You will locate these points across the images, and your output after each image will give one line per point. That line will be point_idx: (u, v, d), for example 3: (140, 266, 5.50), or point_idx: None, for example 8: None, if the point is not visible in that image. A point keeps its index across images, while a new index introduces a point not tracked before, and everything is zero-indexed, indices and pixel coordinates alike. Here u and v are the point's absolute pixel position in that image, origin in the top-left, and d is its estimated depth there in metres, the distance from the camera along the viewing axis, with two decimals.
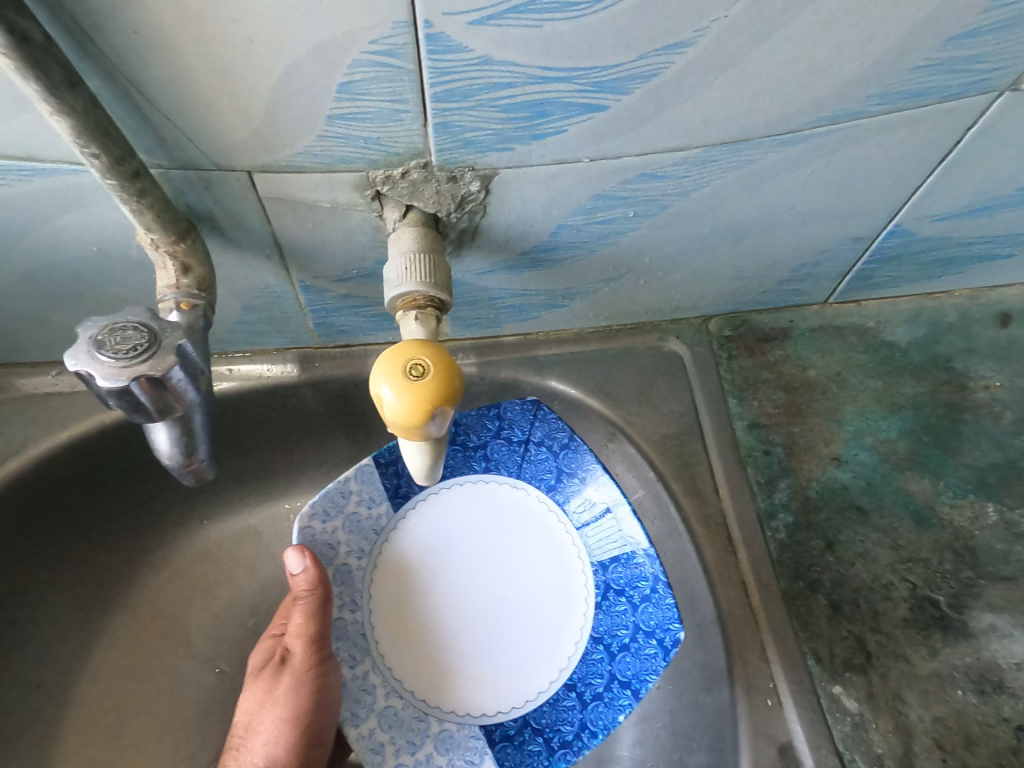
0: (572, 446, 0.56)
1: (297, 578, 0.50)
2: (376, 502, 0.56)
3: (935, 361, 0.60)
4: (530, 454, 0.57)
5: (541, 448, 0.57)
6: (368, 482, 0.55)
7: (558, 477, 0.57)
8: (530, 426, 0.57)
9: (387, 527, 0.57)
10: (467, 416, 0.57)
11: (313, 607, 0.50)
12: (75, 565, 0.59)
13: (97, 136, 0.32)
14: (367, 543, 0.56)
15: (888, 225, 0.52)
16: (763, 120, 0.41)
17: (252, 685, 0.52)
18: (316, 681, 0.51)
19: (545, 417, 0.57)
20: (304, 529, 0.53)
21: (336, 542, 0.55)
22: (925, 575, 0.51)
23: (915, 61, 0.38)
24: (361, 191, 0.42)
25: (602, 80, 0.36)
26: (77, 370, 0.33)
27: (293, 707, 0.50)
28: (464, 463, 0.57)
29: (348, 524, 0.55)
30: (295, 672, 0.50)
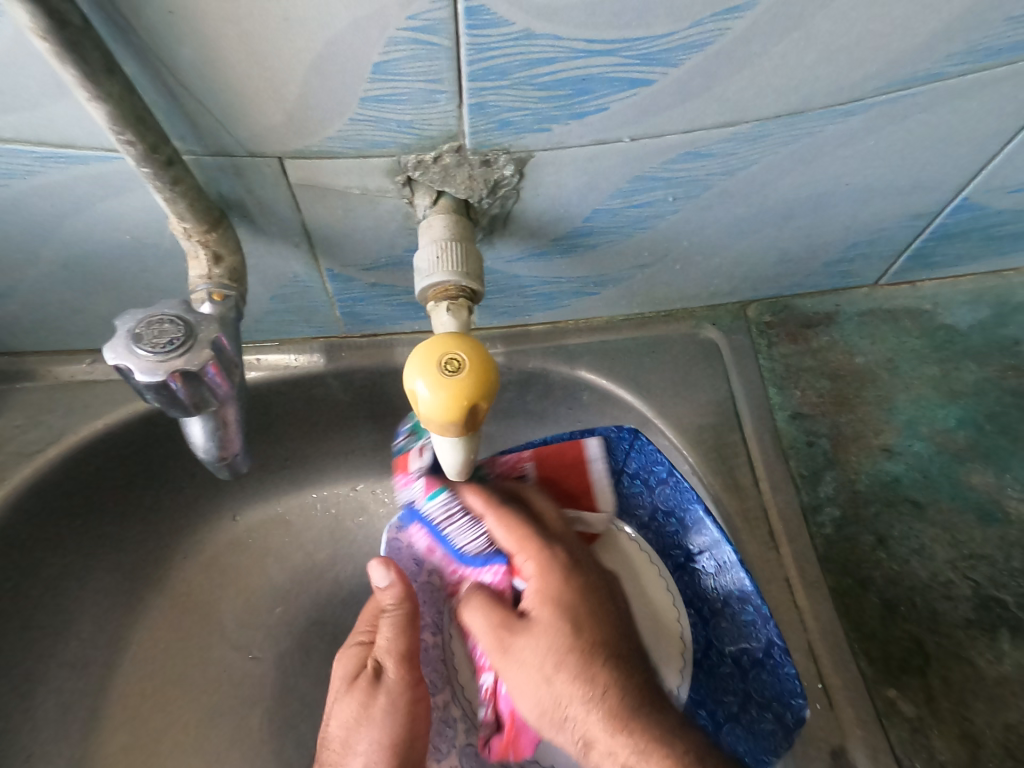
0: (671, 480, 0.51)
1: (384, 592, 0.50)
2: None
3: (998, 344, 0.56)
4: (623, 486, 0.54)
5: (634, 480, 0.54)
6: None
7: (654, 513, 0.54)
8: (624, 456, 0.53)
9: None
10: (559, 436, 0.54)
11: (403, 619, 0.50)
12: (116, 551, 0.60)
13: (133, 122, 0.32)
14: None
15: (954, 199, 0.49)
16: (827, 89, 0.38)
17: (338, 707, 0.49)
18: (410, 703, 0.48)
19: (642, 448, 0.52)
20: (392, 540, 0.54)
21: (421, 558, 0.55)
22: (989, 573, 0.48)
23: (1006, 13, 0.34)
24: (392, 177, 0.41)
25: (650, 52, 0.34)
26: (117, 365, 0.33)
27: (385, 731, 0.47)
28: None
29: None
30: (391, 691, 0.48)
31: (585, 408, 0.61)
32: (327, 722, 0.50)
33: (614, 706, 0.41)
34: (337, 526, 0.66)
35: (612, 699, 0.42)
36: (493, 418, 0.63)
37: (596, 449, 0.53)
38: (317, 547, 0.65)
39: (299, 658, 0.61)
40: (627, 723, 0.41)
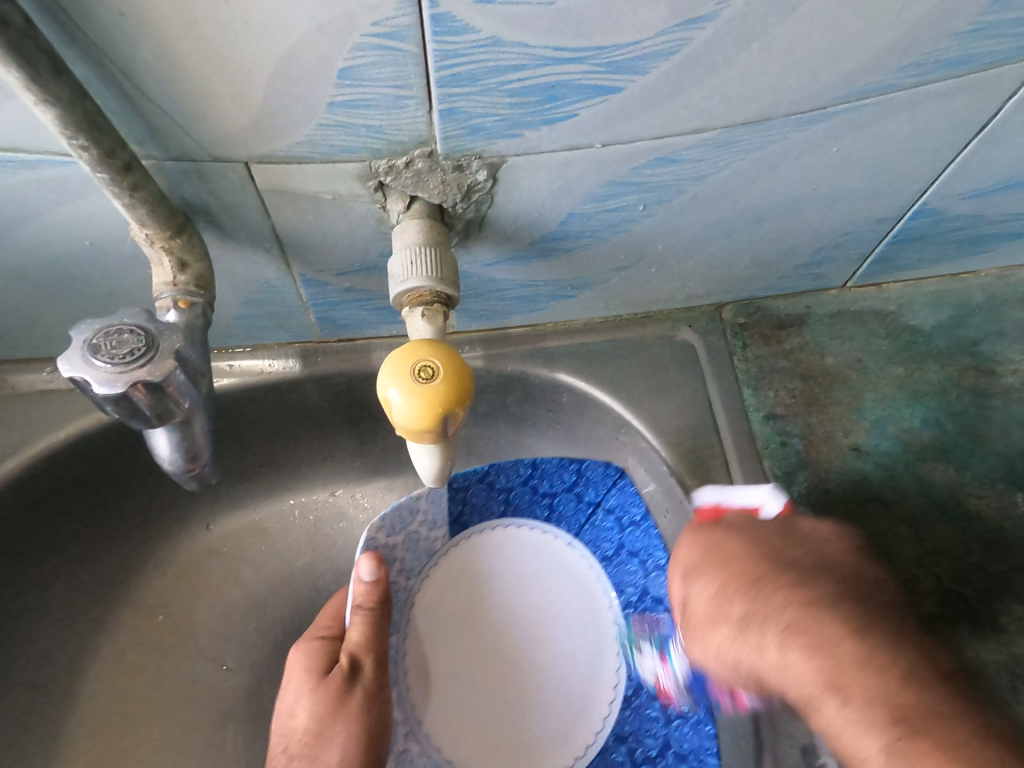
0: (640, 526, 0.58)
1: (362, 588, 0.51)
2: (437, 526, 0.59)
3: (960, 345, 0.58)
4: (595, 518, 0.60)
5: (607, 516, 0.60)
6: (436, 504, 0.59)
7: (618, 549, 0.59)
8: (603, 490, 0.60)
9: (439, 552, 0.60)
10: (550, 462, 0.61)
11: (380, 615, 0.52)
12: (81, 564, 0.58)
13: (86, 126, 0.31)
14: (419, 564, 0.59)
15: (915, 204, 0.50)
16: (789, 98, 0.38)
17: (306, 700, 0.50)
18: (381, 697, 0.52)
19: (622, 487, 0.59)
20: (371, 539, 0.54)
21: (393, 557, 0.57)
22: (952, 568, 0.50)
23: (955, 26, 0.35)
24: (364, 182, 0.40)
25: (617, 60, 0.34)
26: (72, 376, 0.32)
27: (360, 725, 0.50)
28: (530, 504, 0.62)
29: (407, 541, 0.58)
30: (366, 684, 0.51)
31: (565, 410, 0.61)
32: (287, 716, 0.50)
33: (877, 698, 0.35)
34: (315, 533, 0.65)
35: (885, 679, 0.36)
36: (473, 422, 0.62)
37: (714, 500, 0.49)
38: (293, 555, 0.64)
39: (275, 667, 0.61)
40: (909, 706, 0.35)
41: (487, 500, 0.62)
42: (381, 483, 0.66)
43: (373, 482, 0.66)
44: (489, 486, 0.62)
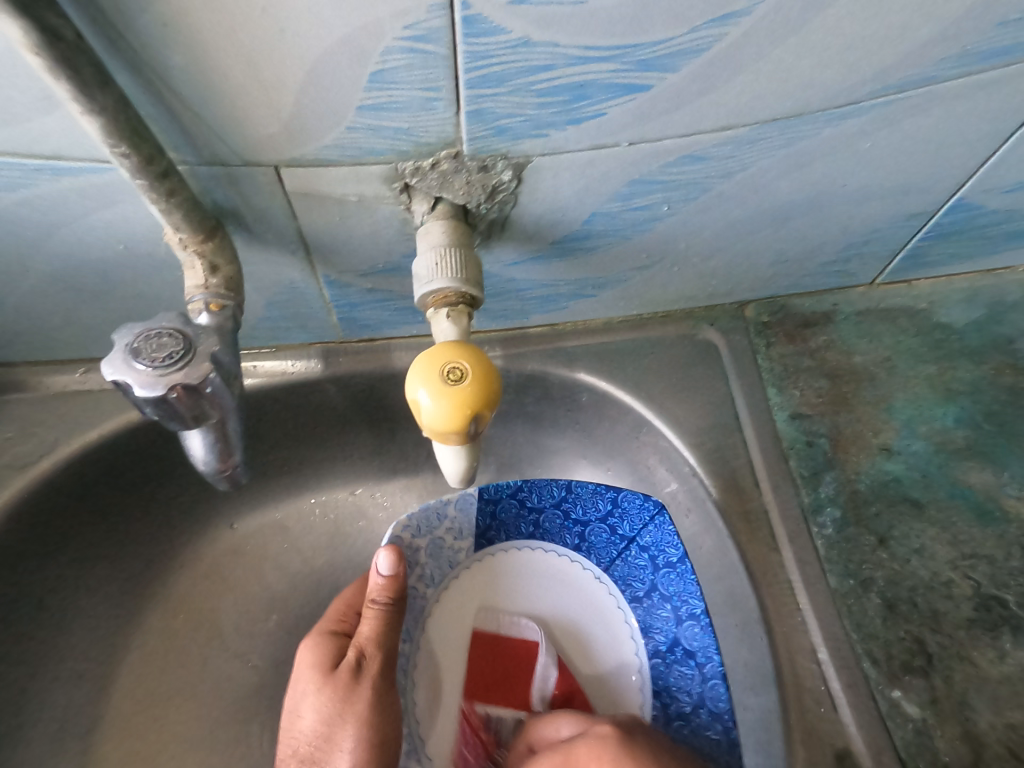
0: (676, 567, 0.55)
1: (376, 584, 0.53)
2: (462, 537, 0.61)
3: (994, 342, 0.57)
4: (628, 554, 0.58)
5: (641, 554, 0.58)
6: (465, 514, 0.61)
7: (650, 590, 0.57)
8: (639, 525, 0.57)
9: (461, 563, 0.61)
10: (584, 489, 0.59)
11: (393, 613, 0.53)
12: (112, 563, 0.60)
13: (128, 135, 0.31)
14: (439, 575, 0.60)
15: (950, 198, 0.49)
16: (823, 93, 0.38)
17: (312, 700, 0.51)
18: (390, 702, 0.52)
19: (659, 525, 0.56)
20: (395, 534, 0.58)
21: (414, 561, 0.59)
22: (989, 572, 0.48)
23: (999, 17, 0.34)
24: (389, 184, 0.40)
25: (648, 59, 0.34)
26: (114, 379, 0.33)
27: (367, 727, 0.51)
28: (560, 528, 0.61)
29: (430, 545, 0.60)
30: (370, 680, 0.52)
31: (585, 410, 0.61)
32: (294, 716, 0.52)
33: None
34: (337, 532, 0.65)
35: None
36: (493, 422, 0.63)
37: (489, 623, 0.59)
38: (315, 553, 0.65)
39: None
40: None
41: (516, 518, 0.61)
42: (401, 482, 0.66)
43: (393, 482, 0.66)
44: (520, 504, 0.61)
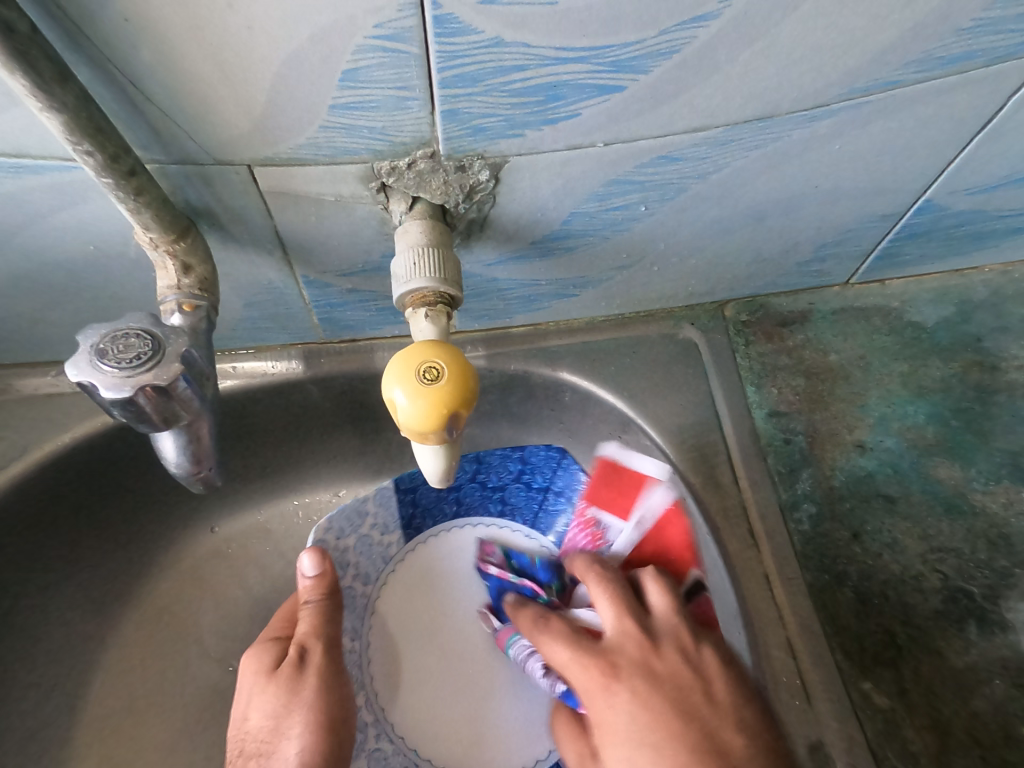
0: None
1: (310, 579, 0.53)
2: (389, 529, 0.61)
3: (964, 340, 0.58)
4: (549, 504, 0.62)
5: (558, 498, 0.62)
6: (385, 505, 0.60)
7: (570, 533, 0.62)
8: (552, 474, 0.61)
9: (396, 555, 0.61)
10: (492, 456, 0.62)
11: (330, 606, 0.53)
12: (87, 567, 0.59)
13: (91, 133, 0.31)
14: (375, 569, 0.60)
15: (919, 199, 0.50)
16: (792, 96, 0.38)
17: (257, 700, 0.48)
18: (341, 683, 0.50)
19: (567, 469, 0.61)
20: (320, 539, 0.55)
21: (345, 562, 0.58)
22: (957, 565, 0.50)
23: (958, 22, 0.35)
24: (366, 184, 0.40)
25: (620, 60, 0.34)
26: (79, 381, 0.32)
27: (318, 712, 0.47)
28: (482, 499, 0.63)
29: (359, 545, 0.59)
30: (318, 667, 0.49)
31: (568, 409, 0.61)
32: (240, 721, 0.48)
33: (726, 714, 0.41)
34: None
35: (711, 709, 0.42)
36: (476, 422, 0.63)
37: (612, 451, 0.56)
38: (297, 555, 0.64)
39: None
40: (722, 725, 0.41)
41: (439, 500, 0.62)
42: (384, 482, 0.66)
43: (376, 482, 0.66)
44: (441, 486, 0.61)
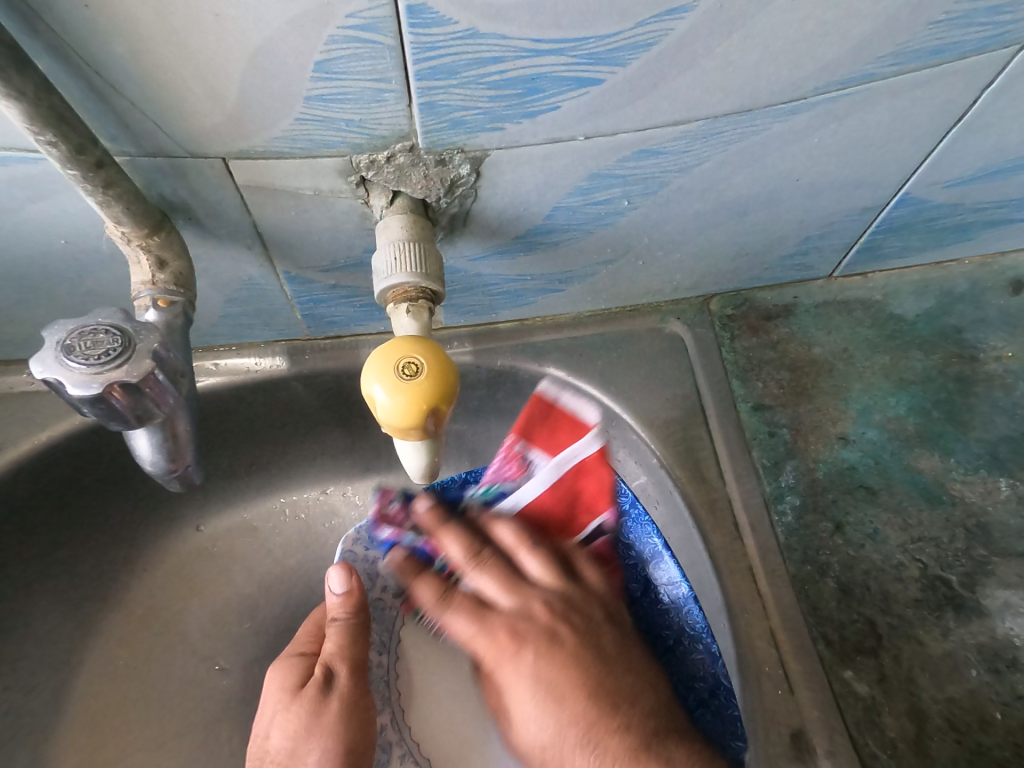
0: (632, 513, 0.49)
1: (335, 598, 0.48)
2: None
3: (945, 333, 0.59)
4: None
5: None
6: None
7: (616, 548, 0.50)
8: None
9: None
10: None
11: (358, 623, 0.49)
12: (68, 568, 0.58)
13: (54, 123, 0.30)
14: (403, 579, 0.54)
15: (898, 193, 0.50)
16: (769, 89, 0.39)
17: (280, 718, 0.46)
18: (363, 710, 0.47)
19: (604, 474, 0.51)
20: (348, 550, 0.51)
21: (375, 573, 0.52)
22: (936, 554, 0.50)
23: (930, 16, 0.35)
24: (345, 177, 0.40)
25: (597, 52, 0.34)
26: (46, 377, 0.32)
27: (339, 744, 0.45)
28: None
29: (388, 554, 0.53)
30: (342, 695, 0.47)
31: None
32: (264, 737, 0.47)
33: (608, 676, 0.43)
34: (306, 532, 0.64)
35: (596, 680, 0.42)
36: (464, 418, 0.63)
37: (552, 389, 0.48)
38: (285, 554, 0.64)
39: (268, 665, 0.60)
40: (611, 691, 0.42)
41: None
42: (372, 479, 0.66)
43: (364, 479, 0.66)
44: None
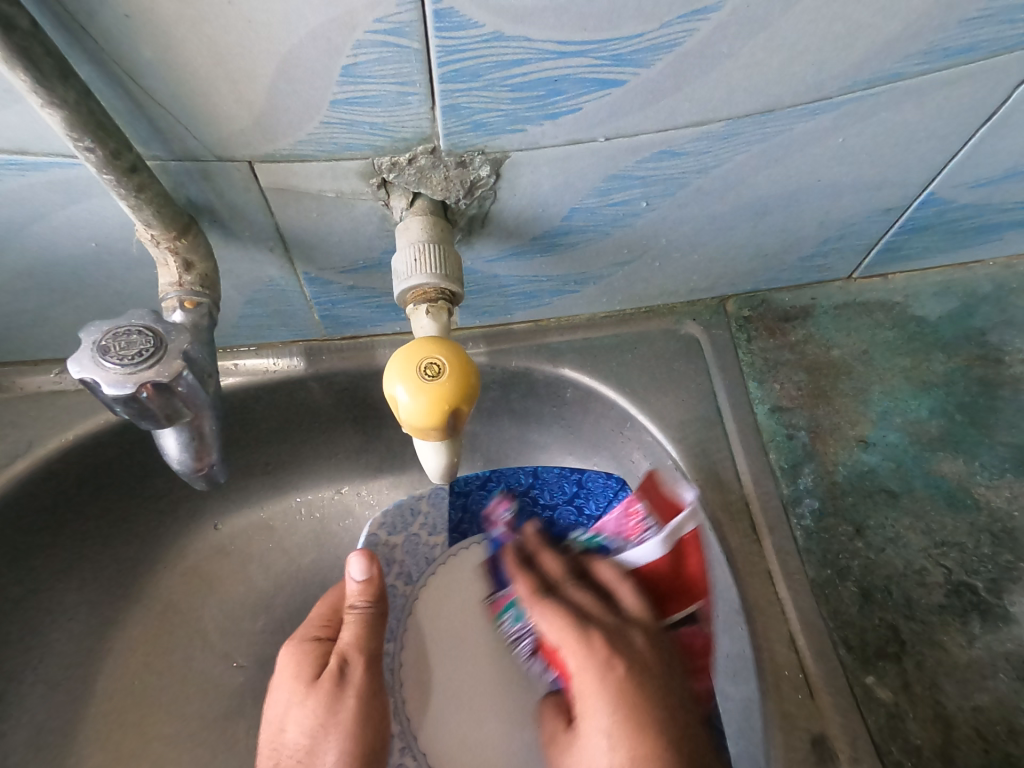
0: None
1: (355, 589, 0.51)
2: (437, 532, 0.61)
3: (967, 335, 0.58)
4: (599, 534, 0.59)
5: None
6: (437, 509, 0.62)
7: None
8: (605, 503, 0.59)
9: (438, 560, 0.61)
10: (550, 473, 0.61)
11: (375, 616, 0.52)
12: (92, 565, 0.59)
13: (92, 128, 0.31)
14: (418, 571, 0.61)
15: (922, 193, 0.49)
16: (794, 89, 0.38)
17: (295, 713, 0.48)
18: (378, 705, 0.50)
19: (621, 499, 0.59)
20: (371, 534, 0.59)
21: (393, 559, 0.60)
22: (961, 559, 0.49)
23: (961, 14, 0.35)
24: (367, 179, 0.40)
25: (621, 53, 0.34)
26: (82, 377, 0.32)
27: (355, 740, 0.48)
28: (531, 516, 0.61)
29: (406, 545, 0.61)
30: (358, 688, 0.49)
31: (570, 406, 0.61)
32: (278, 729, 0.48)
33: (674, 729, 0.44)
34: (323, 531, 0.65)
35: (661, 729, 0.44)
36: (479, 418, 0.63)
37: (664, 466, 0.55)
38: (301, 552, 0.64)
39: None
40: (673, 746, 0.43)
41: (487, 510, 0.62)
42: (388, 479, 0.66)
43: (380, 478, 0.66)
44: (490, 494, 0.62)
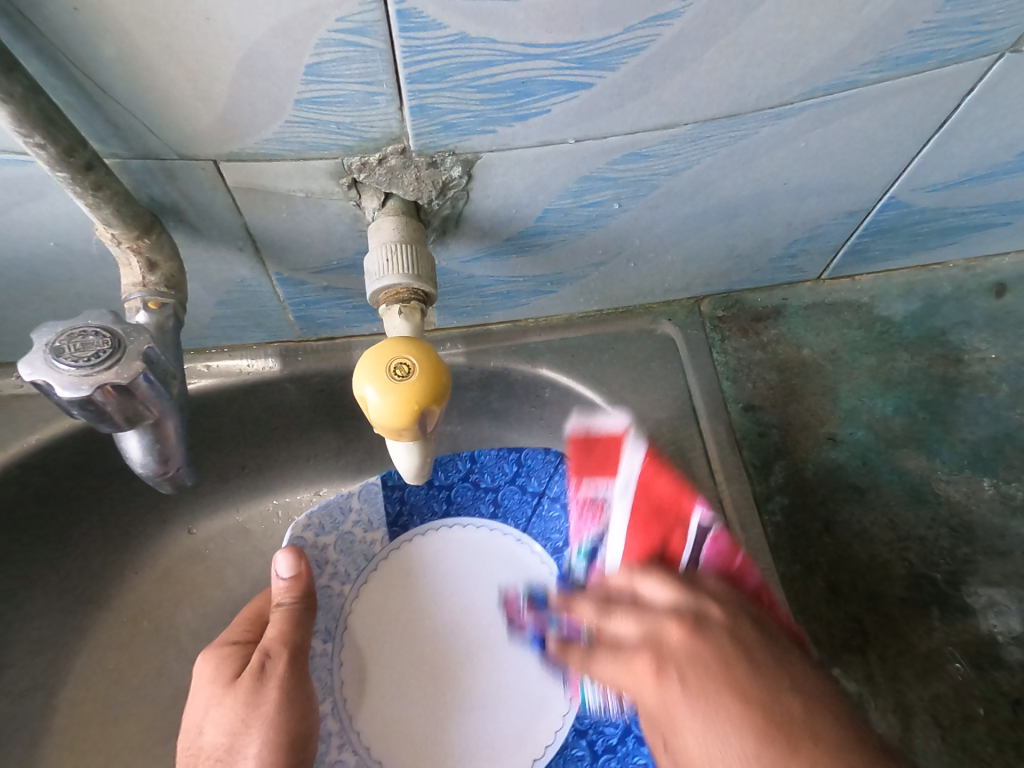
0: None
1: (282, 584, 0.51)
2: (373, 526, 0.58)
3: (930, 335, 0.59)
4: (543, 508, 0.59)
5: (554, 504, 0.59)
6: (370, 502, 0.58)
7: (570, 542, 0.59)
8: (547, 479, 0.59)
9: (379, 555, 0.58)
10: (489, 456, 0.59)
11: (301, 610, 0.51)
12: (57, 572, 0.57)
13: (42, 125, 0.30)
14: (355, 570, 0.57)
15: (885, 195, 0.50)
16: (756, 94, 0.39)
17: (213, 713, 0.46)
18: (301, 697, 0.49)
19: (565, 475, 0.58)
20: (297, 537, 0.54)
21: (324, 561, 0.56)
22: (922, 553, 0.51)
23: (912, 24, 0.36)
24: (337, 179, 0.40)
25: (586, 56, 0.35)
26: (33, 380, 0.32)
27: (277, 730, 0.46)
28: (475, 500, 0.60)
29: (339, 544, 0.57)
30: (281, 682, 0.48)
31: (548, 406, 0.61)
32: (195, 733, 0.46)
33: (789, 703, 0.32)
34: None
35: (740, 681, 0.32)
36: (457, 418, 0.63)
37: (581, 423, 0.49)
38: None
39: None
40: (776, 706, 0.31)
41: (427, 500, 0.59)
42: (366, 480, 0.66)
43: (357, 481, 0.66)
44: (428, 484, 0.59)
